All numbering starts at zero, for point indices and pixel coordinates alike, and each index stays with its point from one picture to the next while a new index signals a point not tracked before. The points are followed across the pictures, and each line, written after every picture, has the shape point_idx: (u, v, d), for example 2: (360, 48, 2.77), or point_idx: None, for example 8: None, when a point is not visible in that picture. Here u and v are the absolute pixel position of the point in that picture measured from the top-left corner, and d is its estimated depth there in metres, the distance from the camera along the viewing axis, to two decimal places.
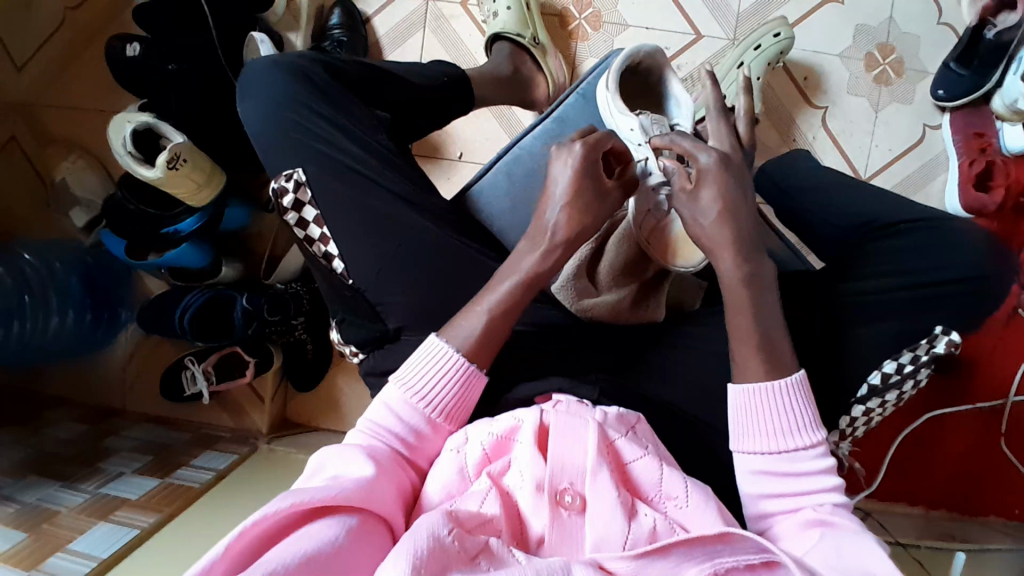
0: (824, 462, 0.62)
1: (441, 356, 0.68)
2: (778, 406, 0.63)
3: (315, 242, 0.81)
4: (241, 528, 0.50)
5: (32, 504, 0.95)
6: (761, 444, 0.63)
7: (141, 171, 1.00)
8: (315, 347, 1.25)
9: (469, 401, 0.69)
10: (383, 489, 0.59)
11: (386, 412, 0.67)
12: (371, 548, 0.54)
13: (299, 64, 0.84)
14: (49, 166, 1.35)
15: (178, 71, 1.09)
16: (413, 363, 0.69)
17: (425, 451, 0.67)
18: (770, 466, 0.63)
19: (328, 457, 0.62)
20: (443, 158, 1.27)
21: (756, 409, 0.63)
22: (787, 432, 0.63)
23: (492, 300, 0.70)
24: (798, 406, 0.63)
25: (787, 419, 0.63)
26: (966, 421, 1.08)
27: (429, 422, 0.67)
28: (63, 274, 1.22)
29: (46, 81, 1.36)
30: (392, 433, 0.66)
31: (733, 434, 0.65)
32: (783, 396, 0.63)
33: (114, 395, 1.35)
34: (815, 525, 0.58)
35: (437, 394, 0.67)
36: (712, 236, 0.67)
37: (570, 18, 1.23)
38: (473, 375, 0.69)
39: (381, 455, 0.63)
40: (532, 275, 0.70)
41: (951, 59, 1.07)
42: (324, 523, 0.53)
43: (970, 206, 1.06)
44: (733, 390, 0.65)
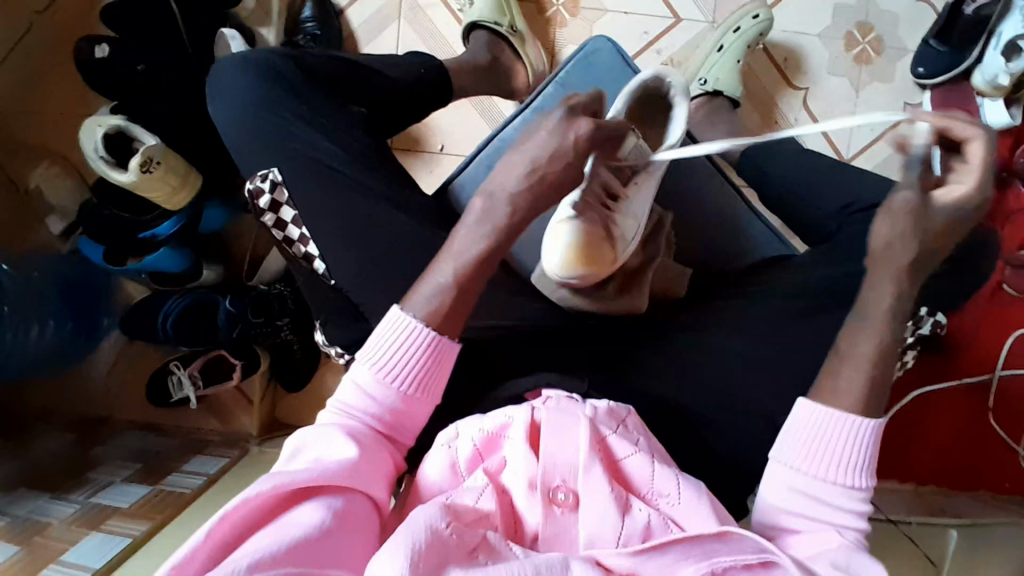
0: (861, 505, 0.60)
1: (408, 329, 0.64)
2: (846, 439, 0.60)
3: (295, 243, 0.80)
4: (224, 513, 0.50)
5: (21, 517, 0.94)
6: (817, 469, 0.60)
7: (116, 175, 0.98)
8: (302, 346, 1.23)
9: (441, 372, 0.65)
10: (365, 471, 0.58)
11: (356, 390, 0.63)
12: (360, 532, 0.54)
13: (272, 61, 0.83)
14: (22, 173, 1.33)
15: (148, 72, 1.06)
16: (379, 337, 0.64)
17: (403, 426, 0.64)
18: (814, 490, 0.60)
19: (306, 437, 0.60)
20: (424, 151, 1.25)
21: (827, 433, 0.61)
22: (842, 467, 0.60)
23: (455, 268, 0.66)
24: (863, 450, 0.60)
25: (849, 457, 0.60)
26: (954, 396, 1.09)
27: (402, 397, 0.63)
28: (42, 281, 1.20)
29: (15, 86, 1.33)
30: (364, 411, 0.63)
31: (780, 445, 0.62)
32: (859, 430, 0.60)
33: (100, 403, 1.33)
34: (834, 541, 0.57)
35: (407, 369, 0.63)
36: (892, 259, 0.65)
37: (548, 4, 1.21)
38: (443, 345, 0.64)
39: (359, 433, 0.61)
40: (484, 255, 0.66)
41: (931, 37, 1.07)
42: (309, 506, 0.53)
43: None
44: (803, 404, 0.62)
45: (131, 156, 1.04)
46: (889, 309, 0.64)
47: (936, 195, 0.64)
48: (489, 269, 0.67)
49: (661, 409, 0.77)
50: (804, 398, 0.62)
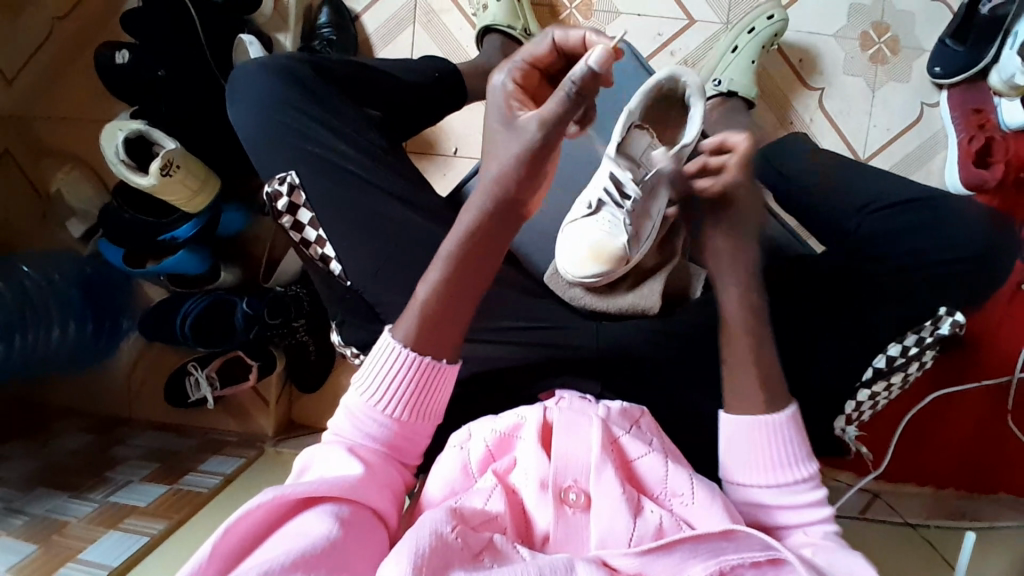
0: (817, 494, 0.63)
1: (394, 353, 0.62)
2: (773, 443, 0.62)
3: (312, 244, 0.81)
4: (228, 524, 0.51)
5: (41, 516, 0.96)
6: (759, 478, 0.63)
7: (135, 179, 1.00)
8: (317, 348, 1.23)
9: (434, 397, 0.63)
10: (369, 486, 0.58)
11: (348, 417, 0.63)
12: (364, 540, 0.54)
13: (290, 64, 0.84)
14: (44, 178, 1.35)
15: (167, 78, 1.08)
16: (368, 364, 0.63)
17: (406, 449, 0.63)
18: (768, 499, 0.62)
19: (313, 456, 0.62)
20: (438, 154, 1.26)
21: (750, 442, 0.63)
22: (780, 467, 0.62)
23: (436, 280, 0.62)
24: (788, 444, 0.63)
25: (780, 455, 0.62)
26: (973, 399, 1.07)
27: (396, 421, 0.62)
28: (63, 284, 1.23)
29: (38, 92, 1.35)
30: (355, 439, 0.62)
31: (723, 464, 0.65)
32: (775, 429, 0.62)
33: (120, 404, 1.35)
34: (807, 547, 0.59)
35: (397, 391, 0.62)
36: (720, 254, 0.67)
37: (561, 7, 1.22)
38: (430, 367, 0.62)
39: (360, 455, 0.61)
40: (466, 253, 0.61)
41: (947, 35, 1.06)
42: (314, 513, 0.54)
43: (969, 182, 1.04)
44: (723, 420, 0.64)
45: (149, 160, 1.05)
46: (743, 311, 0.66)
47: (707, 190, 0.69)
48: (481, 273, 0.62)
49: (673, 408, 0.77)
50: (723, 412, 0.65)
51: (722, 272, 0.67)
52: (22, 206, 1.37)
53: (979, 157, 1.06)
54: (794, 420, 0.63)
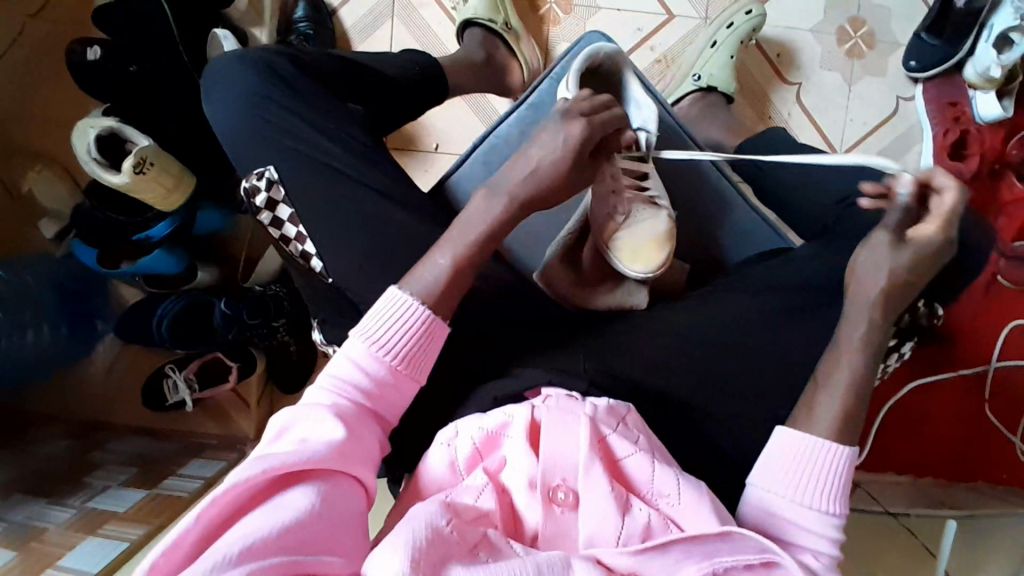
0: (837, 535, 0.62)
1: (403, 307, 0.64)
2: (818, 466, 0.63)
3: (292, 241, 0.79)
4: (215, 494, 0.50)
5: (18, 523, 0.93)
6: (789, 492, 0.62)
7: (109, 177, 0.97)
8: (298, 348, 1.21)
9: (429, 354, 0.66)
10: (353, 450, 0.58)
11: (346, 364, 0.63)
12: (347, 512, 0.54)
13: (267, 59, 0.82)
14: (14, 179, 1.31)
15: (140, 73, 1.06)
16: (375, 314, 0.65)
17: (388, 402, 0.64)
18: (789, 513, 0.62)
19: (295, 415, 0.60)
20: (418, 150, 1.25)
21: (801, 457, 0.63)
22: (814, 494, 0.62)
23: (447, 254, 0.67)
24: (834, 476, 0.63)
25: (819, 485, 0.62)
26: (951, 387, 1.09)
27: (389, 374, 0.64)
28: (35, 286, 1.19)
29: (5, 88, 1.31)
30: (353, 387, 0.63)
31: (757, 470, 0.65)
32: (830, 457, 0.63)
33: (95, 408, 1.32)
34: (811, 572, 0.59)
35: (398, 346, 0.64)
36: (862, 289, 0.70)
37: (541, 2, 1.21)
38: (434, 326, 0.65)
39: (345, 410, 0.60)
40: (456, 267, 0.66)
41: (922, 30, 1.07)
42: (300, 489, 0.53)
43: (944, 175, 1.05)
44: (782, 432, 0.65)
45: (123, 158, 1.03)
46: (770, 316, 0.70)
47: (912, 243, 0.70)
48: (465, 280, 0.67)
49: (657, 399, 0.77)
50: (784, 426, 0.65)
51: None
52: None
53: (954, 150, 1.06)
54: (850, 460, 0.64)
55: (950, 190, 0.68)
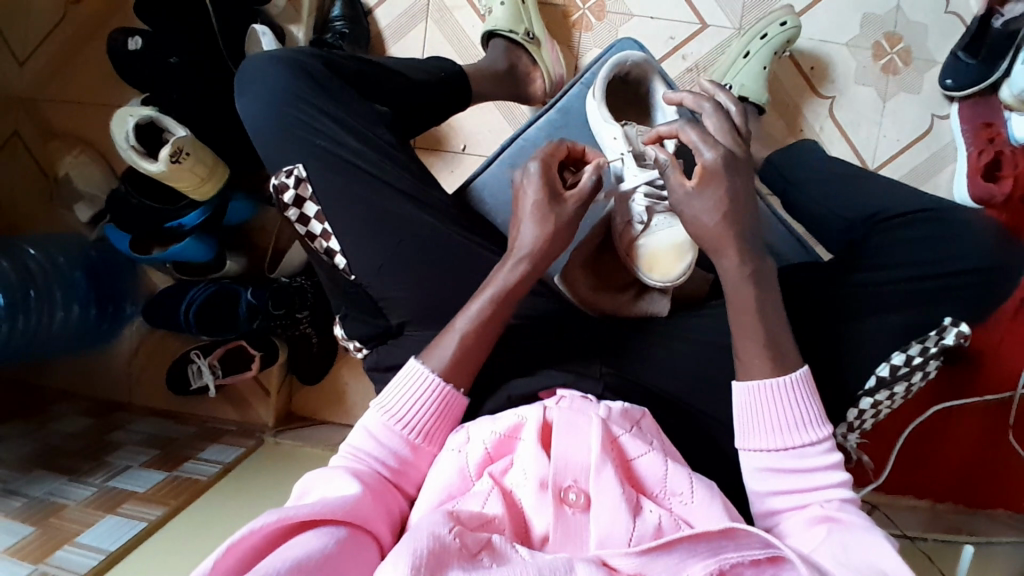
0: (830, 454, 0.63)
1: (419, 379, 0.69)
2: (785, 404, 0.64)
3: (318, 238, 0.81)
4: (231, 542, 0.50)
5: (38, 497, 0.96)
6: (768, 444, 0.64)
7: (144, 165, 0.99)
8: (320, 340, 1.23)
9: (449, 423, 0.69)
10: (368, 504, 0.59)
11: (366, 435, 0.67)
12: (360, 560, 0.54)
13: (300, 59, 0.83)
14: (53, 162, 1.35)
15: (180, 65, 1.07)
16: (394, 387, 0.69)
17: (409, 476, 0.66)
18: (778, 464, 0.64)
19: (312, 482, 0.62)
20: (446, 151, 1.26)
21: (761, 405, 0.64)
22: (791, 431, 0.63)
23: (466, 321, 0.71)
24: (803, 404, 0.64)
25: (791, 419, 0.64)
26: (974, 412, 1.07)
27: (410, 446, 0.67)
28: (68, 268, 1.22)
29: (49, 74, 1.35)
30: (372, 456, 0.66)
31: (739, 431, 0.66)
32: (788, 388, 0.64)
33: (119, 389, 1.35)
34: (822, 521, 0.59)
35: (415, 417, 0.67)
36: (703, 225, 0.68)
37: (573, 9, 1.22)
38: (451, 396, 0.69)
39: (364, 474, 0.63)
40: (489, 314, 0.71)
41: (960, 49, 1.06)
42: (314, 533, 0.53)
43: (978, 197, 1.04)
44: (738, 388, 0.66)
45: (159, 146, 1.05)
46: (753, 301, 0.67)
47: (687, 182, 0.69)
48: (494, 333, 0.72)
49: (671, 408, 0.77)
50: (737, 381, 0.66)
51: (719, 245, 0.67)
52: (29, 189, 1.37)
53: (988, 171, 1.04)
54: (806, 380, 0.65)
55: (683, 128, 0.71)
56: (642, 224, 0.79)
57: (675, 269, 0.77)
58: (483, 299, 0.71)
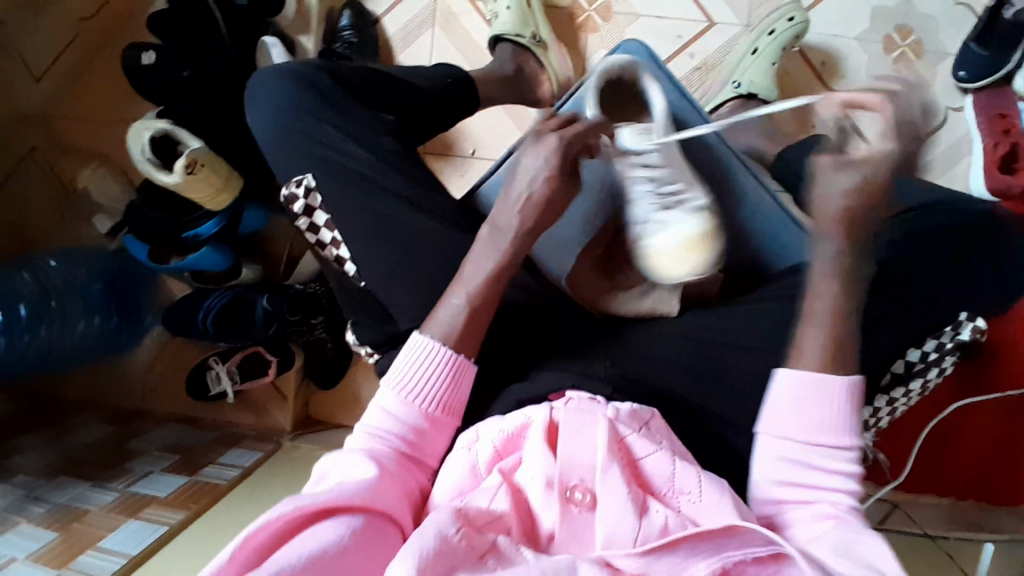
0: (851, 467, 0.64)
1: (428, 351, 0.69)
2: (821, 404, 0.64)
3: (328, 245, 0.83)
4: (253, 529, 0.52)
5: (63, 504, 0.98)
6: (796, 434, 0.64)
7: (160, 176, 1.02)
8: (335, 344, 1.24)
9: (459, 391, 0.70)
10: (385, 488, 0.60)
11: (382, 414, 0.68)
12: (378, 548, 0.55)
13: (308, 71, 0.85)
14: (74, 176, 1.38)
15: (192, 79, 1.09)
16: (403, 362, 0.69)
17: (425, 449, 0.68)
18: (800, 456, 0.64)
19: (330, 464, 0.63)
20: (455, 155, 1.27)
21: (802, 396, 0.65)
22: (822, 430, 0.64)
23: (470, 286, 0.70)
24: (839, 408, 0.64)
25: (825, 419, 0.64)
26: (994, 407, 1.04)
27: (426, 417, 0.68)
28: (88, 279, 1.25)
29: (69, 90, 1.38)
30: (390, 433, 0.67)
31: (767, 415, 0.67)
32: (831, 391, 0.64)
33: (141, 396, 1.38)
34: (827, 517, 0.61)
35: (428, 388, 0.68)
36: None
37: (579, 11, 1.22)
38: (463, 364, 0.69)
39: (383, 455, 0.64)
40: (483, 294, 0.70)
41: (972, 40, 1.04)
42: (333, 522, 0.54)
43: (995, 190, 0.99)
44: (782, 373, 0.67)
45: (173, 158, 1.08)
46: None
47: None
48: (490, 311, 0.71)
49: None
50: (781, 367, 0.67)
51: None
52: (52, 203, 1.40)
53: (1005, 163, 1.00)
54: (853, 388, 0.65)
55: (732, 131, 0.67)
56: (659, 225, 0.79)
57: (703, 266, 0.77)
58: (479, 269, 0.71)
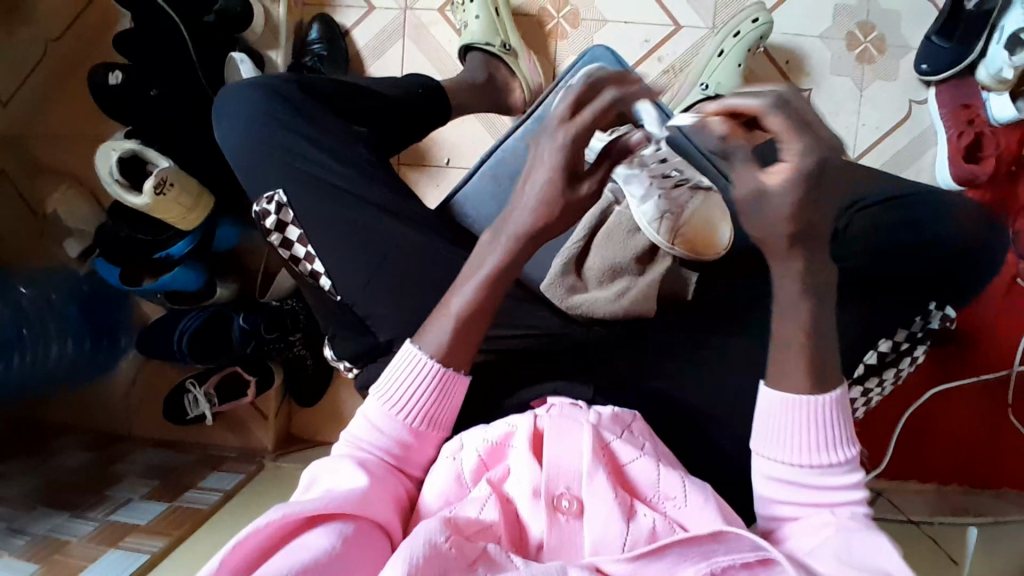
0: (852, 478, 0.58)
1: (416, 363, 0.66)
2: (813, 417, 0.58)
3: (302, 260, 0.82)
4: (237, 540, 0.51)
5: (41, 535, 0.96)
6: (791, 455, 0.59)
7: (130, 198, 1.00)
8: (314, 361, 1.24)
9: (451, 404, 0.67)
10: (374, 498, 0.58)
11: (368, 426, 0.65)
12: (371, 556, 0.54)
13: (277, 85, 0.84)
14: (41, 200, 1.36)
15: (161, 97, 1.09)
16: (390, 373, 0.66)
17: (414, 460, 0.66)
18: (797, 476, 0.59)
19: (320, 470, 0.62)
20: (430, 165, 1.27)
21: (790, 416, 0.59)
22: (819, 446, 0.58)
23: (458, 303, 0.68)
24: (830, 422, 0.58)
25: (819, 434, 0.58)
26: (973, 393, 1.06)
27: (412, 431, 0.65)
28: (60, 305, 1.23)
29: (35, 113, 1.36)
30: (376, 446, 0.64)
31: (757, 438, 0.61)
32: (820, 408, 0.58)
33: (119, 421, 1.35)
34: (825, 526, 0.56)
35: (416, 401, 0.65)
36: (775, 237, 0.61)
37: (548, 18, 1.22)
38: (451, 377, 0.66)
39: (370, 467, 0.62)
40: (476, 304, 0.67)
41: (934, 33, 1.07)
42: (320, 530, 0.54)
43: (960, 177, 1.03)
44: (766, 395, 0.60)
45: (143, 178, 1.06)
46: None
47: (767, 178, 0.59)
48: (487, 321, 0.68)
49: (666, 411, 0.78)
50: (765, 387, 0.60)
51: (783, 255, 0.61)
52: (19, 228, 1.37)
53: (970, 152, 1.05)
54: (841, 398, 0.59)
55: (766, 111, 0.59)
56: (666, 218, 0.75)
57: (721, 243, 0.77)
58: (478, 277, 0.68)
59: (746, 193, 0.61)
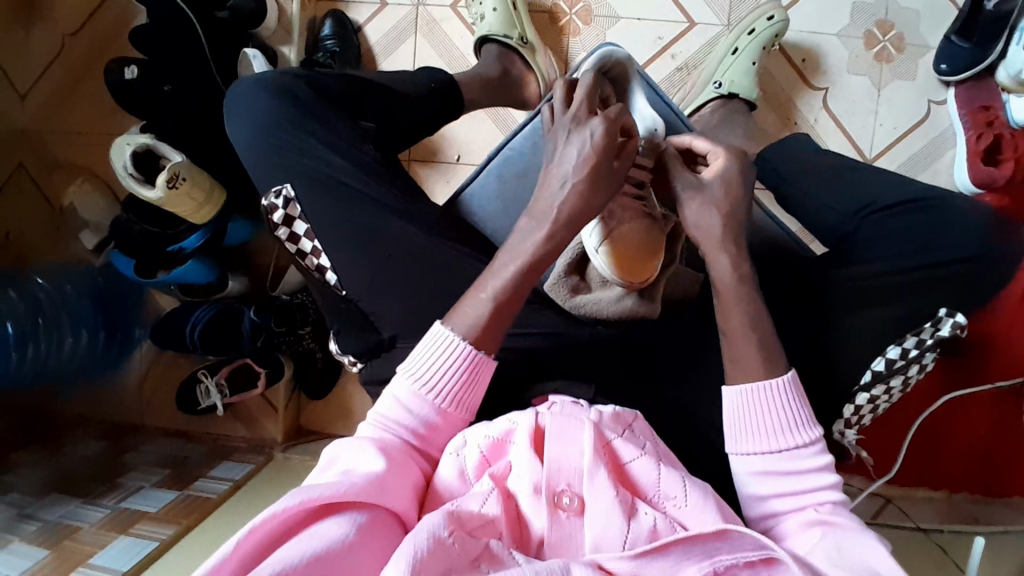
0: (822, 459, 0.62)
1: (449, 344, 0.67)
2: (774, 404, 0.63)
3: (308, 255, 0.82)
4: (251, 525, 0.51)
5: (53, 521, 0.98)
6: (763, 445, 0.62)
7: (143, 192, 1.02)
8: (323, 356, 1.25)
9: (478, 388, 0.68)
10: (390, 482, 0.59)
11: (396, 404, 0.66)
12: (382, 545, 0.55)
13: (285, 82, 0.85)
14: (58, 192, 1.39)
15: (174, 92, 1.10)
16: (420, 353, 0.67)
17: (435, 441, 0.67)
18: (773, 467, 0.62)
19: (339, 451, 0.63)
20: (440, 161, 1.27)
21: (755, 406, 0.63)
22: (787, 432, 0.62)
23: (495, 285, 0.69)
24: (791, 405, 0.63)
25: (783, 419, 0.62)
26: (987, 400, 1.04)
27: (439, 411, 0.66)
28: (76, 296, 1.26)
29: (53, 106, 1.38)
30: (402, 425, 0.66)
31: (729, 435, 0.64)
32: (778, 391, 0.63)
33: (131, 411, 1.38)
34: (815, 525, 0.59)
35: (445, 383, 0.66)
36: (711, 229, 0.70)
37: (560, 14, 1.22)
38: (480, 361, 0.67)
39: (390, 448, 0.63)
40: (513, 283, 0.69)
41: (953, 33, 1.04)
42: (334, 520, 0.54)
43: (979, 181, 1.01)
44: (729, 391, 0.65)
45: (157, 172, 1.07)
46: (734, 283, 0.67)
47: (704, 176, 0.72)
48: (520, 299, 0.69)
49: (668, 414, 0.78)
50: (726, 386, 0.65)
51: (714, 248, 0.69)
52: (37, 220, 1.41)
53: (988, 154, 1.03)
54: (794, 381, 0.64)
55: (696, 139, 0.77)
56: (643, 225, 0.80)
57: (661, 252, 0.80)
58: (513, 257, 0.70)
59: (682, 185, 0.72)
